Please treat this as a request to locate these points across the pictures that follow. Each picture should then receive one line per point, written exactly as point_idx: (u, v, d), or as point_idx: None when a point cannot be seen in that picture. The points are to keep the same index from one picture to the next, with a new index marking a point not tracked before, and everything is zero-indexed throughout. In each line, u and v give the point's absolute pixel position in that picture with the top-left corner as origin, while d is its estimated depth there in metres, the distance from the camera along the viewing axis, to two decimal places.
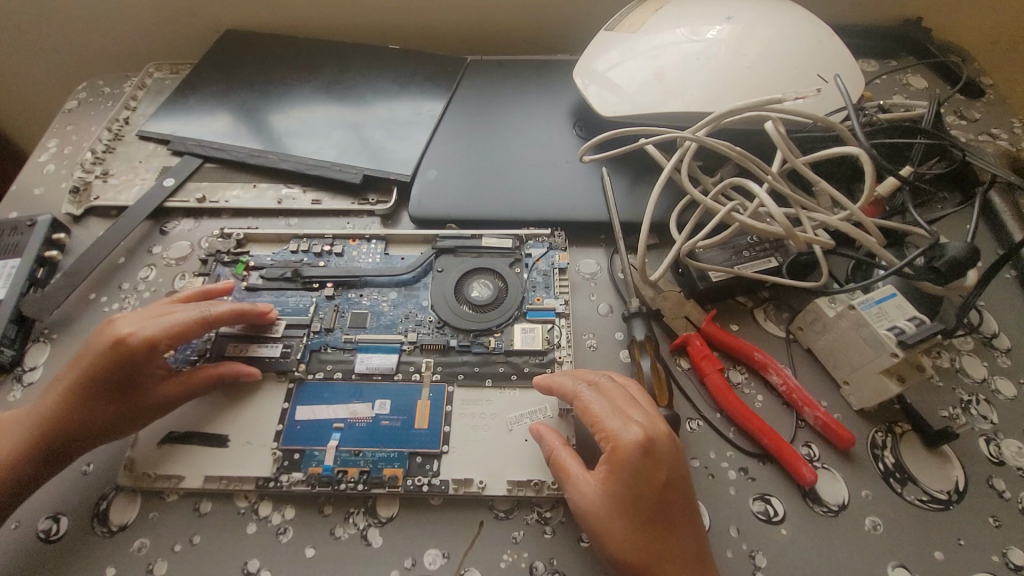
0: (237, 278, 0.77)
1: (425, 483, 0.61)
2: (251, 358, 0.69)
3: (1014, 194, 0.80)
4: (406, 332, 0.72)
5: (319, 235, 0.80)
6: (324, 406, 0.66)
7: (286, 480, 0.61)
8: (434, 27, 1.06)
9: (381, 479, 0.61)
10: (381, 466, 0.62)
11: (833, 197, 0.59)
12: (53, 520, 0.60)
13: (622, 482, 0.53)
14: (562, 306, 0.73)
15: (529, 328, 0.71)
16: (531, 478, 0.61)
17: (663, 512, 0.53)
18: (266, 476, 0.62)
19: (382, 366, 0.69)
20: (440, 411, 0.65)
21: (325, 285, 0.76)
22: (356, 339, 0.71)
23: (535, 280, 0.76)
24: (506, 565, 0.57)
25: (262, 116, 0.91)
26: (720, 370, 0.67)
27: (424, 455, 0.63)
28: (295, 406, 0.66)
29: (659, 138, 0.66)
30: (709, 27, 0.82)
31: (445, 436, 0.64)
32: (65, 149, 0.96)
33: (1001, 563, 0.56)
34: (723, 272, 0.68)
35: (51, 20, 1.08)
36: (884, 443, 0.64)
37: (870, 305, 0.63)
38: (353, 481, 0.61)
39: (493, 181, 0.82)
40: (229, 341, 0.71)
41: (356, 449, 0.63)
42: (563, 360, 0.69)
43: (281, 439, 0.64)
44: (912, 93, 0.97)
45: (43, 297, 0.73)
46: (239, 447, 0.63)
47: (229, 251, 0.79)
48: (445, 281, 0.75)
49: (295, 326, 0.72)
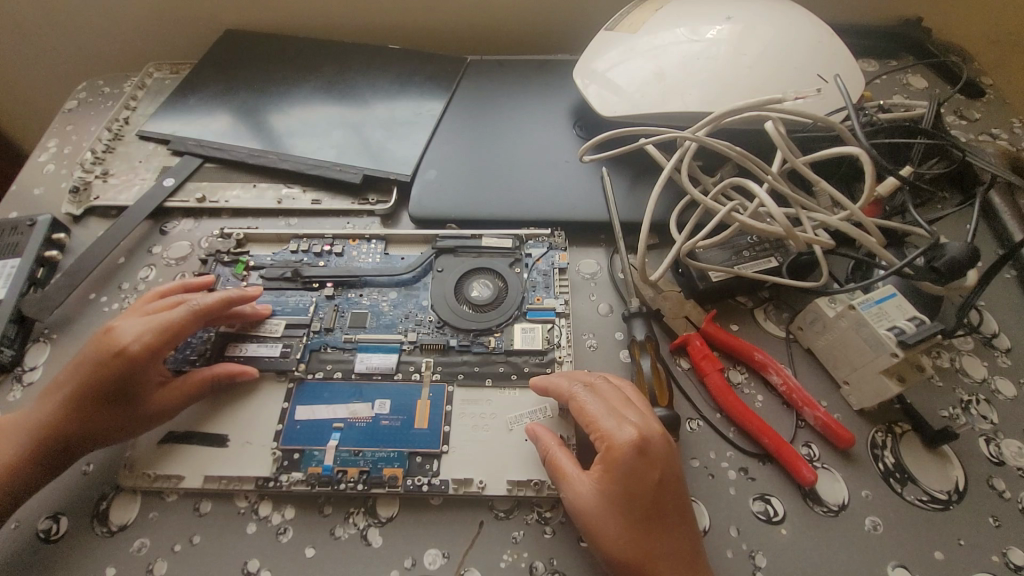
0: (237, 278, 0.77)
1: (425, 483, 0.61)
2: (251, 359, 0.69)
3: (1014, 194, 0.80)
4: (406, 332, 0.72)
5: (318, 235, 0.80)
6: (324, 406, 0.66)
7: (286, 481, 0.61)
8: (435, 27, 1.06)
9: (381, 479, 0.61)
10: (381, 466, 0.62)
11: (833, 197, 0.59)
12: (53, 520, 0.60)
13: (618, 481, 0.53)
14: (561, 306, 0.73)
15: (529, 328, 0.71)
16: (530, 478, 0.61)
17: (658, 512, 0.53)
18: (267, 476, 0.61)
19: (382, 366, 0.69)
20: (440, 411, 0.65)
21: (325, 285, 0.76)
22: (356, 339, 0.71)
23: (535, 280, 0.76)
24: (506, 565, 0.57)
25: (262, 116, 0.91)
26: (720, 370, 0.67)
27: (424, 455, 0.63)
28: (295, 407, 0.66)
29: (659, 138, 0.66)
30: (709, 27, 0.82)
31: (445, 435, 0.64)
32: (64, 149, 0.96)
33: (1001, 563, 0.56)
34: (723, 271, 0.68)
35: (50, 19, 1.08)
36: (884, 443, 0.63)
37: (870, 304, 0.63)
38: (353, 481, 0.61)
39: (492, 180, 0.82)
40: (229, 341, 0.71)
41: (356, 450, 0.63)
42: (563, 361, 0.69)
43: (281, 439, 0.64)
44: (912, 93, 0.97)
45: (43, 297, 0.73)
46: (239, 447, 0.63)
47: (228, 251, 0.79)
48: (446, 281, 0.75)
49: (295, 326, 0.72)
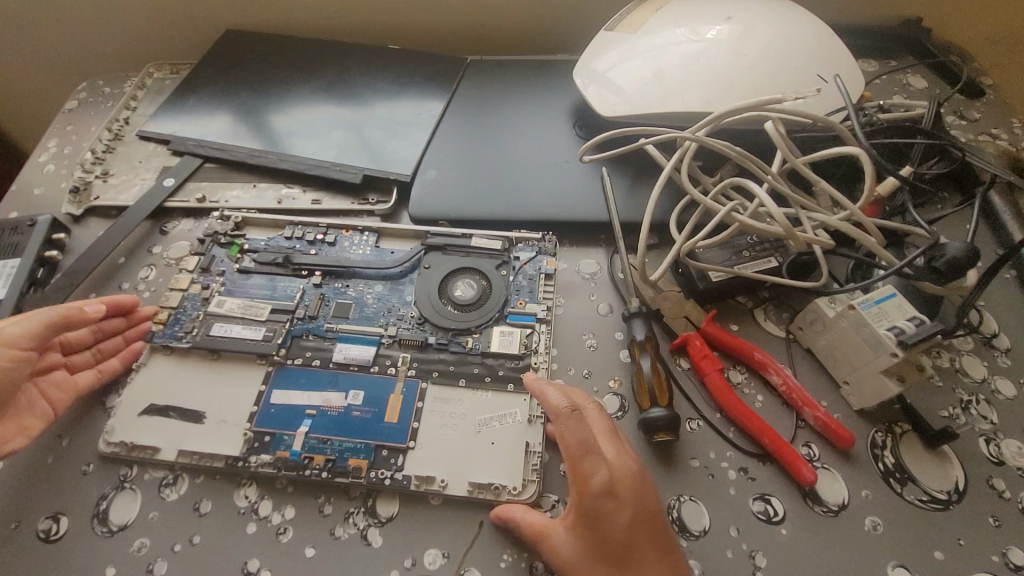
0: (230, 260, 0.79)
1: (388, 477, 0.61)
2: (232, 344, 0.70)
3: (1014, 194, 0.80)
4: (387, 325, 0.72)
5: (312, 223, 0.81)
6: (300, 392, 0.67)
7: (254, 462, 0.62)
8: (435, 27, 1.07)
9: (345, 469, 0.62)
10: (347, 456, 0.63)
11: (833, 197, 0.59)
12: (53, 520, 0.60)
13: (586, 523, 0.53)
14: (542, 312, 0.72)
15: (508, 332, 0.71)
16: (492, 481, 0.61)
17: (629, 554, 0.52)
18: (236, 455, 0.62)
19: (359, 357, 0.69)
20: (412, 407, 0.65)
21: (314, 274, 0.76)
22: (338, 328, 0.72)
23: (520, 283, 0.75)
24: (506, 565, 0.57)
25: (262, 116, 0.91)
26: (720, 370, 0.67)
27: (390, 449, 0.63)
28: (272, 390, 0.67)
29: (659, 138, 0.66)
30: (709, 27, 0.82)
31: (414, 431, 0.64)
32: (65, 149, 0.96)
33: (1001, 563, 0.56)
34: (723, 271, 0.68)
35: (51, 20, 1.08)
36: (883, 443, 0.64)
37: (870, 304, 0.63)
38: (319, 468, 0.62)
39: (491, 180, 0.82)
40: (215, 321, 0.72)
41: (325, 438, 0.64)
42: (538, 367, 0.68)
43: (253, 421, 0.65)
44: (912, 93, 0.97)
45: (43, 297, 0.73)
46: (214, 427, 0.64)
47: (225, 233, 0.80)
48: (431, 278, 0.75)
49: (279, 312, 0.73)
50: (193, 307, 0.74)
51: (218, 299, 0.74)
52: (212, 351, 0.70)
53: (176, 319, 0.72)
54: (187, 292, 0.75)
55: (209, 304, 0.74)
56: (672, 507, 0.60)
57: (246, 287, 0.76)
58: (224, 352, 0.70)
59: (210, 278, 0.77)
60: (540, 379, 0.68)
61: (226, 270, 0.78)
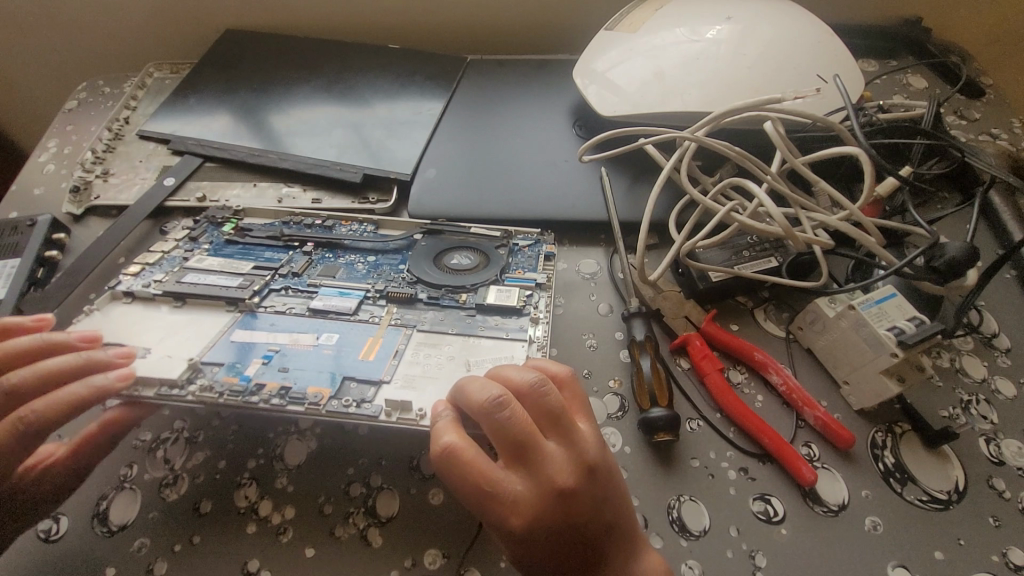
0: (223, 234, 0.79)
1: (354, 405, 0.58)
2: (207, 291, 0.69)
3: (1014, 195, 0.80)
4: (374, 283, 0.72)
5: (313, 213, 0.81)
6: (266, 331, 0.66)
7: (193, 389, 0.59)
8: (435, 25, 1.06)
9: (303, 396, 0.59)
10: (308, 385, 0.60)
11: (833, 198, 0.59)
12: (54, 521, 0.60)
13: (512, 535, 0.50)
14: (543, 279, 0.72)
15: (506, 288, 0.70)
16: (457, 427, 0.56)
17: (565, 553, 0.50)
18: (173, 380, 0.59)
19: (339, 306, 0.69)
20: (390, 349, 0.64)
21: (305, 245, 0.78)
22: (320, 284, 0.73)
23: (520, 261, 0.75)
24: (505, 566, 0.57)
25: (262, 116, 0.91)
26: (721, 370, 0.67)
27: (358, 381, 0.60)
28: (235, 329, 0.66)
29: (658, 138, 0.66)
30: (709, 27, 0.82)
31: (390, 368, 0.62)
32: (65, 149, 0.96)
33: (1001, 563, 0.55)
34: (723, 272, 0.69)
35: (52, 20, 1.09)
36: (883, 443, 0.64)
37: (869, 305, 0.63)
38: (270, 395, 0.59)
39: (490, 178, 0.83)
40: (189, 272, 0.72)
41: (284, 368, 0.62)
42: (539, 321, 0.67)
43: (205, 354, 0.63)
44: (912, 92, 0.96)
45: (42, 297, 0.73)
46: (159, 359, 0.62)
47: (221, 214, 0.81)
48: (427, 251, 0.75)
49: (262, 268, 0.74)
50: (170, 265, 0.74)
51: (200, 257, 0.75)
52: (178, 298, 0.69)
53: (146, 274, 0.73)
54: (168, 254, 0.76)
55: (188, 261, 0.74)
56: (672, 507, 0.60)
57: (230, 252, 0.77)
58: (190, 298, 0.69)
59: (196, 245, 0.78)
60: (540, 330, 0.66)
61: (215, 241, 0.79)
